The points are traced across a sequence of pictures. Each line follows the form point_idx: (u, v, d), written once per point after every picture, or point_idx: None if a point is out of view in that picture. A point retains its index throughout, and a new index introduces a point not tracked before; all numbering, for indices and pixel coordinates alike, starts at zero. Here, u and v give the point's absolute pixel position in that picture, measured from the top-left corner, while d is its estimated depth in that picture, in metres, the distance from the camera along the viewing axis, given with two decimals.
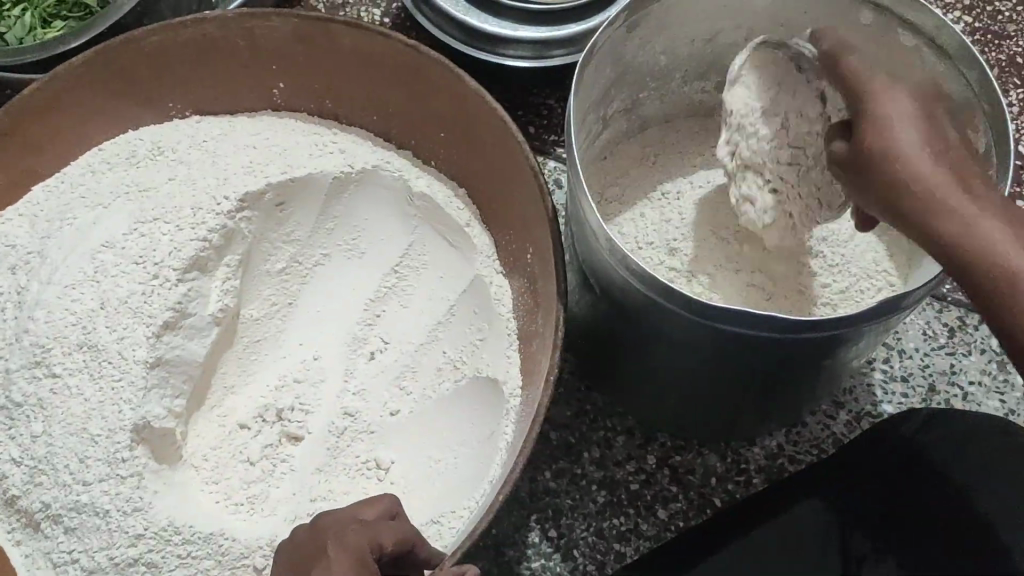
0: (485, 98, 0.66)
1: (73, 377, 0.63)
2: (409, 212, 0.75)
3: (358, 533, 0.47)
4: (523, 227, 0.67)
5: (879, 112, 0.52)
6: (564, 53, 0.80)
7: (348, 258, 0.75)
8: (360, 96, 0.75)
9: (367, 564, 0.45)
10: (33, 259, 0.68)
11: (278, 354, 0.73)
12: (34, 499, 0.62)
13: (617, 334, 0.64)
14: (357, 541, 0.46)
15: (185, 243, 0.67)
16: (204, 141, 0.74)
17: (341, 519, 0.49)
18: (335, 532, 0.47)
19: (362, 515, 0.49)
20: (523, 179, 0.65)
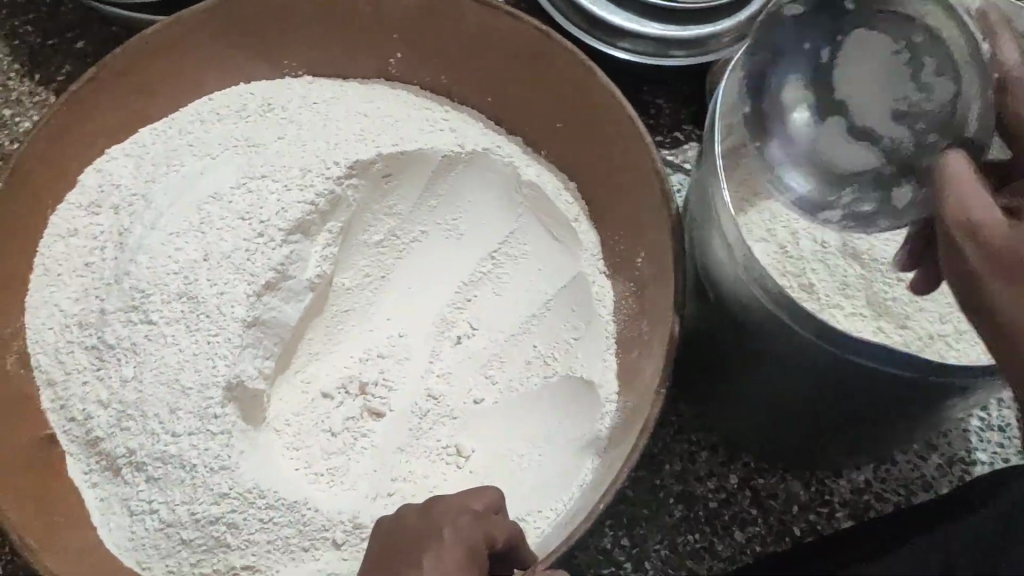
0: (615, 93, 0.64)
1: (170, 325, 0.62)
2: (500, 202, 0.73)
3: (473, 525, 0.48)
4: (639, 229, 0.65)
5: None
6: (684, 54, 0.77)
7: (441, 237, 0.74)
8: (477, 77, 0.73)
9: (477, 554, 0.46)
10: (136, 201, 0.67)
11: (365, 325, 0.72)
12: (119, 444, 0.61)
13: (724, 348, 0.62)
14: (471, 531, 0.47)
15: (291, 204, 0.66)
16: (316, 102, 0.73)
17: (453, 507, 0.49)
18: (447, 522, 0.47)
19: (475, 508, 0.49)
20: (647, 181, 0.63)
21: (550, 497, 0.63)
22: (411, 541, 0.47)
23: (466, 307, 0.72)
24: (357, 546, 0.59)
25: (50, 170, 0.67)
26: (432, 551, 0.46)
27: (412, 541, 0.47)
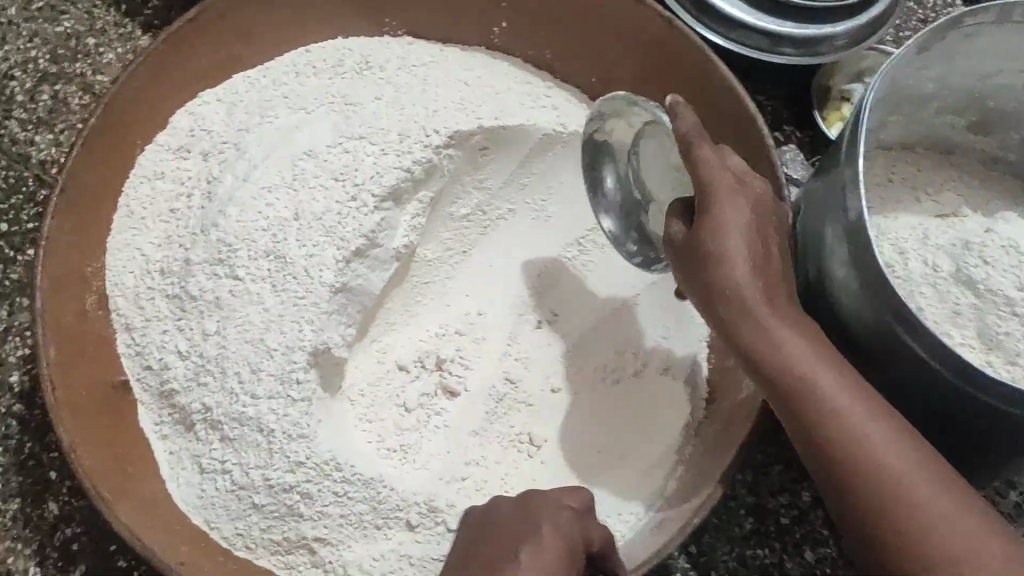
0: (738, 90, 0.61)
1: (256, 283, 0.60)
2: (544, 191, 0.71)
3: (573, 524, 0.46)
4: None
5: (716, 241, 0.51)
6: (795, 53, 0.73)
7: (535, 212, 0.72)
8: (586, 55, 0.70)
9: (575, 556, 0.45)
10: (227, 150, 0.65)
11: (442, 301, 0.70)
12: (196, 399, 0.60)
13: None
14: (570, 530, 0.46)
15: (388, 169, 0.63)
16: (416, 65, 0.69)
17: (553, 501, 0.48)
18: (546, 518, 0.46)
19: (579, 505, 0.48)
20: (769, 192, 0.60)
21: (628, 500, 0.63)
22: (510, 534, 0.46)
23: (550, 291, 0.70)
24: (432, 529, 0.58)
25: (143, 108, 0.65)
26: (530, 545, 0.44)
27: (508, 534, 0.46)
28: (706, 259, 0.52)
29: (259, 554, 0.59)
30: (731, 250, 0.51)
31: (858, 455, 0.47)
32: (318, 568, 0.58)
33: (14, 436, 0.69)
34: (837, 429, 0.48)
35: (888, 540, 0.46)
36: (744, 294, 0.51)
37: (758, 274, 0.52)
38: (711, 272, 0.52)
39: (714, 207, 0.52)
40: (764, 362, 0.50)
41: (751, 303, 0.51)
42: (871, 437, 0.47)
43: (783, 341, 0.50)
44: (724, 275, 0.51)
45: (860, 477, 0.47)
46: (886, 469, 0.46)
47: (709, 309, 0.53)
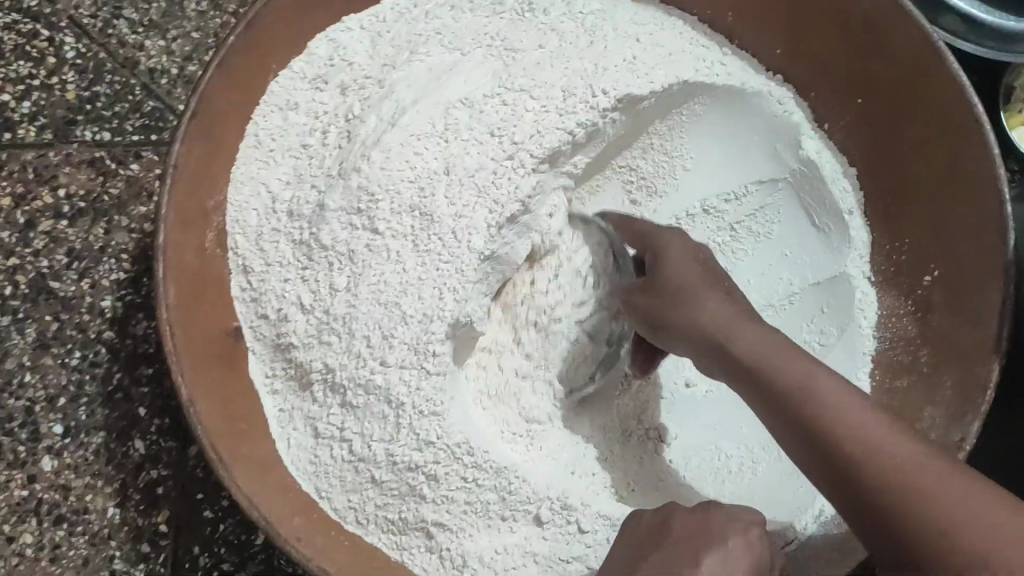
0: (965, 88, 0.54)
1: (396, 239, 0.55)
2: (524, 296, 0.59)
3: (761, 541, 0.43)
4: (947, 246, 0.58)
5: (673, 278, 0.54)
6: (986, 46, 0.67)
7: (679, 176, 0.65)
8: (771, 23, 0.63)
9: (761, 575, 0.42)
10: (370, 86, 0.59)
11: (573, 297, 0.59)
12: (316, 358, 0.55)
13: None
14: (759, 549, 0.42)
15: (549, 130, 0.58)
16: (583, 13, 0.63)
17: (737, 519, 0.44)
18: (732, 538, 0.42)
19: (764, 527, 0.44)
20: (979, 194, 0.55)
21: (775, 511, 0.55)
22: (689, 539, 0.43)
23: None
24: (561, 528, 0.53)
25: (288, 28, 0.59)
26: (717, 554, 0.41)
27: (691, 545, 0.42)
28: (668, 290, 0.54)
29: (369, 531, 0.54)
30: (683, 284, 0.54)
31: (833, 430, 0.43)
32: (431, 553, 0.53)
33: (103, 364, 0.65)
34: (813, 410, 0.44)
35: (896, 506, 0.40)
36: (694, 313, 0.52)
37: (710, 293, 0.53)
38: (661, 305, 0.54)
39: (668, 250, 0.56)
40: (736, 378, 0.49)
41: (705, 321, 0.51)
42: (849, 407, 0.43)
43: (739, 347, 0.49)
44: (691, 302, 0.52)
45: (843, 450, 0.42)
46: (867, 437, 0.42)
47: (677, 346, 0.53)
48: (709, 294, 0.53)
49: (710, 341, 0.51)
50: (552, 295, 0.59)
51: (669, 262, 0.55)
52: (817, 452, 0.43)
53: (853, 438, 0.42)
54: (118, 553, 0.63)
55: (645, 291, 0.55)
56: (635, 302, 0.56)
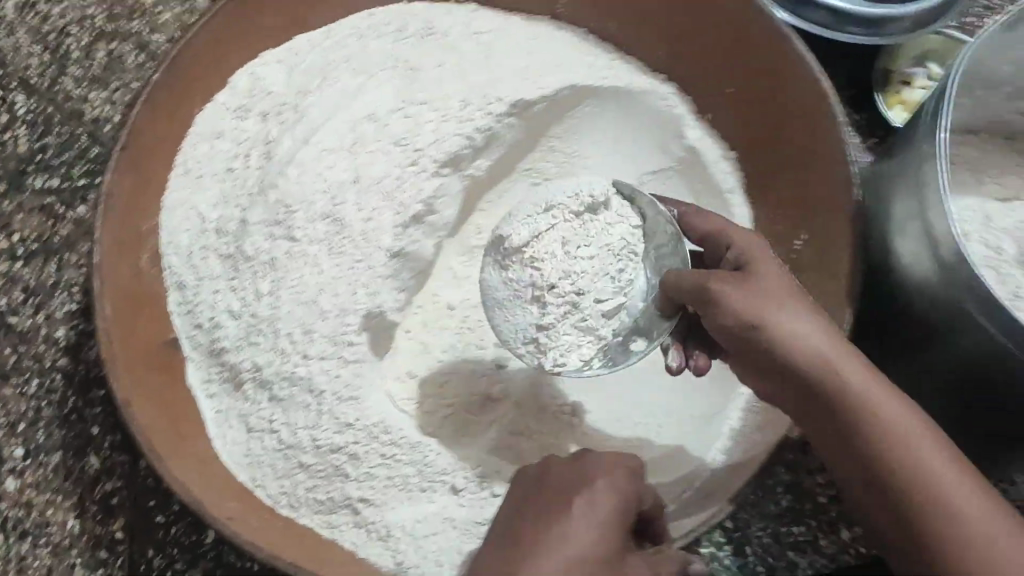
0: (818, 78, 0.59)
1: (313, 244, 0.60)
2: (555, 254, 0.59)
3: (628, 483, 0.46)
4: (811, 214, 0.62)
5: (765, 283, 0.51)
6: (860, 32, 0.72)
7: (580, 172, 0.70)
8: (653, 32, 0.67)
9: (628, 512, 0.45)
10: (287, 111, 0.64)
11: (596, 261, 0.59)
12: (245, 358, 0.59)
13: (888, 330, 0.61)
14: (626, 490, 0.45)
15: (448, 136, 0.63)
16: (479, 34, 0.68)
17: (609, 463, 0.47)
18: (600, 480, 0.45)
19: (633, 470, 0.47)
20: (831, 162, 0.59)
21: (669, 475, 0.61)
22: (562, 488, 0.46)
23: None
24: (476, 494, 0.58)
25: (205, 68, 0.64)
26: (585, 500, 0.44)
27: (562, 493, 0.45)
28: (758, 290, 0.50)
29: (301, 514, 0.58)
30: (777, 290, 0.51)
31: (927, 479, 0.46)
32: (361, 528, 0.58)
33: (58, 389, 0.70)
34: (914, 455, 0.47)
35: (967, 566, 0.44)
36: (796, 328, 0.49)
37: (806, 307, 0.51)
38: (747, 302, 0.50)
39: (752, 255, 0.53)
40: (821, 390, 0.49)
41: (804, 335, 0.49)
42: (933, 456, 0.47)
43: (849, 370, 0.48)
44: (788, 309, 0.50)
45: (934, 502, 0.46)
46: (962, 501, 0.45)
47: (747, 346, 0.50)
48: (803, 305, 0.51)
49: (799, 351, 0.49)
50: (579, 263, 0.59)
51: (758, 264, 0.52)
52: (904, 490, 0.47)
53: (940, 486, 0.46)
54: (79, 561, 0.67)
55: (731, 282, 0.51)
56: (700, 289, 0.52)
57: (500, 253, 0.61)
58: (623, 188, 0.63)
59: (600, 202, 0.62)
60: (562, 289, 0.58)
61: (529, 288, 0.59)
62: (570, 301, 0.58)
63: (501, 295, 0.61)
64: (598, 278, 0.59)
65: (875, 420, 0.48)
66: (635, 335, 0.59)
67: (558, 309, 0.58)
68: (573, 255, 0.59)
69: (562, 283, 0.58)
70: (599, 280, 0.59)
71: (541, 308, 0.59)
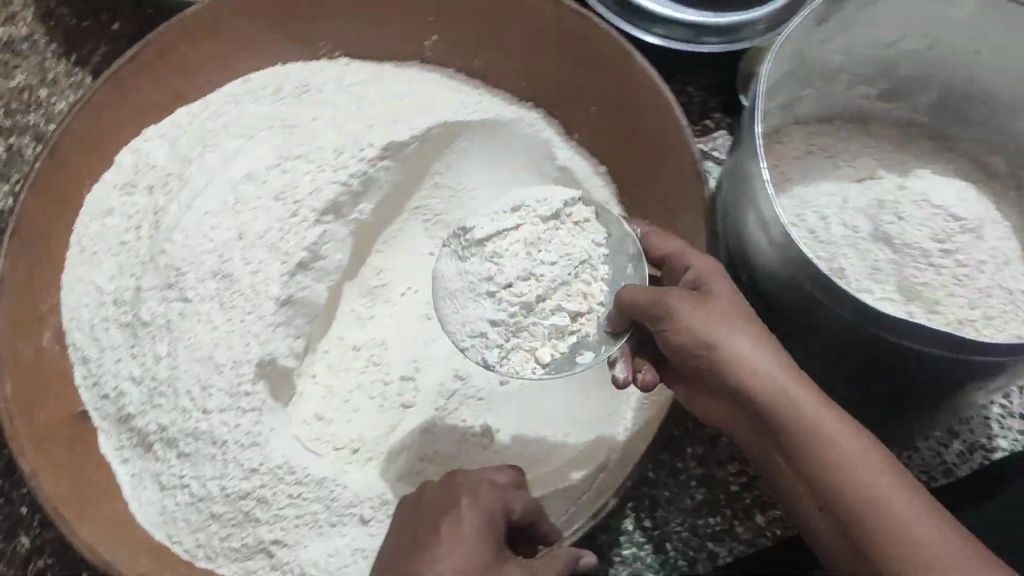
0: (662, 87, 0.62)
1: (204, 303, 0.62)
2: (518, 257, 0.61)
3: (492, 495, 0.48)
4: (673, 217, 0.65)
5: (715, 308, 0.52)
6: (718, 41, 0.76)
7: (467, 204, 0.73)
8: (516, 63, 0.70)
9: (494, 520, 0.47)
10: (173, 181, 0.67)
11: (556, 270, 0.60)
12: (151, 420, 0.62)
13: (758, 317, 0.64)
14: (490, 502, 0.48)
15: (325, 184, 0.65)
16: (351, 85, 0.71)
17: (477, 480, 0.49)
18: (465, 496, 0.48)
19: (500, 483, 0.50)
20: (682, 168, 0.62)
21: (572, 480, 0.63)
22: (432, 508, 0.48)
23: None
24: (385, 522, 0.60)
25: (90, 149, 0.67)
26: (449, 517, 0.46)
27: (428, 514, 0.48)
28: (706, 314, 0.51)
29: (220, 564, 0.60)
30: (728, 317, 0.51)
31: (877, 502, 0.44)
32: (277, 569, 0.60)
33: None
34: (863, 475, 0.45)
35: None
36: (747, 351, 0.50)
37: (756, 334, 0.51)
38: (699, 323, 0.51)
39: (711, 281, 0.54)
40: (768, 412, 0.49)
41: (752, 359, 0.50)
42: (883, 478, 0.45)
43: (794, 388, 0.48)
44: (734, 335, 0.50)
45: (873, 514, 0.44)
46: (897, 510, 0.43)
47: (704, 367, 0.51)
48: (753, 332, 0.51)
49: (748, 374, 0.49)
50: (541, 267, 0.60)
51: (711, 290, 0.53)
52: (852, 514, 0.45)
53: (887, 508, 0.44)
54: None
55: (684, 301, 0.52)
56: (656, 306, 0.53)
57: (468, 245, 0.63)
58: (602, 215, 0.65)
59: (583, 223, 0.63)
60: (518, 290, 0.59)
61: (487, 285, 0.60)
62: (523, 303, 0.59)
63: (459, 285, 0.62)
64: (557, 287, 0.60)
65: (822, 440, 0.47)
66: (584, 348, 0.59)
67: (510, 308, 0.59)
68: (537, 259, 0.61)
69: (520, 282, 0.60)
70: (556, 290, 0.60)
71: (495, 305, 0.60)
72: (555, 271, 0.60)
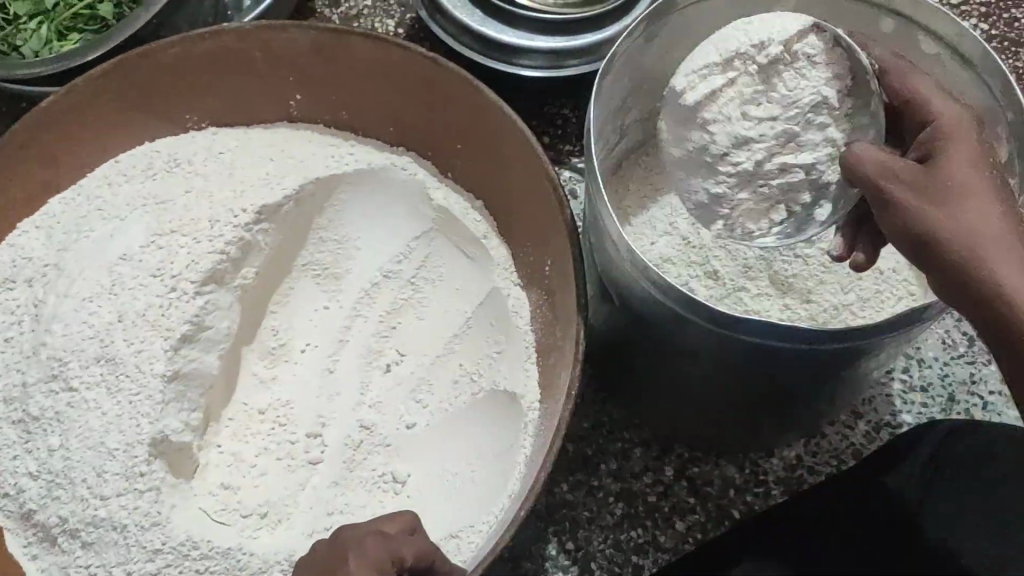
0: (513, 121, 0.65)
1: (91, 390, 0.62)
2: (734, 127, 0.59)
3: (377, 546, 0.48)
4: (542, 241, 0.67)
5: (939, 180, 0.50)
6: (580, 62, 0.78)
7: (355, 254, 0.74)
8: (376, 108, 0.74)
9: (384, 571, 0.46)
10: (50, 271, 0.67)
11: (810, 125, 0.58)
12: (51, 513, 0.61)
13: (635, 343, 0.64)
14: (376, 553, 0.47)
15: (202, 255, 0.66)
16: (221, 152, 0.73)
17: (364, 534, 0.49)
18: (354, 548, 0.47)
19: (385, 534, 0.49)
20: (543, 193, 0.65)
21: (478, 513, 0.63)
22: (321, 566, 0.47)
23: (371, 320, 0.72)
24: None
25: None
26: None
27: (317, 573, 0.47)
28: (914, 187, 0.50)
29: None
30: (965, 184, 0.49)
31: None
32: None
33: None
34: None
35: None
36: (971, 208, 0.49)
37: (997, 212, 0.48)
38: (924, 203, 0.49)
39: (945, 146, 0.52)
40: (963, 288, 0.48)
41: (977, 228, 0.48)
42: None
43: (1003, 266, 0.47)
44: (962, 212, 0.48)
45: None
46: None
47: (929, 263, 0.50)
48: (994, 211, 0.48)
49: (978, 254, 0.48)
50: (757, 130, 0.58)
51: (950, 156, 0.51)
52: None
53: None
54: None
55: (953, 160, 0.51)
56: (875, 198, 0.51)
57: (763, 72, 0.60)
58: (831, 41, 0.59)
59: (817, 57, 0.58)
60: (736, 159, 0.59)
61: (709, 153, 0.60)
62: (742, 173, 0.58)
63: (681, 154, 0.62)
64: (783, 143, 0.58)
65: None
66: (822, 201, 0.58)
67: (730, 178, 0.59)
68: (754, 123, 0.59)
69: (760, 120, 0.58)
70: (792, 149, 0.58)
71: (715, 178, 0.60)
72: (782, 125, 0.58)
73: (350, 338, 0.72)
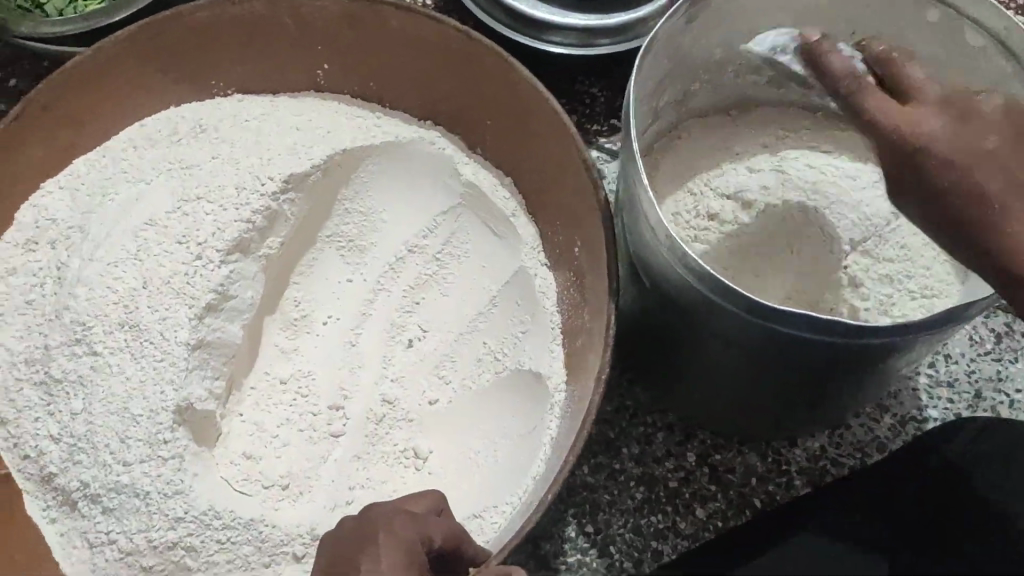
0: (548, 98, 0.64)
1: (114, 355, 0.61)
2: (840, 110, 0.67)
3: (407, 527, 0.47)
4: (573, 222, 0.66)
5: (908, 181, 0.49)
6: (611, 42, 0.77)
7: (381, 227, 0.73)
8: (406, 80, 0.73)
9: (414, 554, 0.46)
10: (73, 235, 0.66)
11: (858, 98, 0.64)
12: (73, 478, 0.61)
13: (665, 327, 0.64)
14: (406, 534, 0.47)
15: (229, 223, 0.65)
16: (248, 120, 0.72)
17: (391, 512, 0.48)
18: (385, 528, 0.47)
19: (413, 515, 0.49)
20: (575, 172, 0.64)
21: (501, 494, 0.62)
22: (349, 544, 0.47)
23: (395, 295, 0.72)
24: None
25: None
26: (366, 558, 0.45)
27: (346, 549, 0.47)
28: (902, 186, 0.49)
29: None
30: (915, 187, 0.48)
31: None
32: None
33: None
34: None
35: None
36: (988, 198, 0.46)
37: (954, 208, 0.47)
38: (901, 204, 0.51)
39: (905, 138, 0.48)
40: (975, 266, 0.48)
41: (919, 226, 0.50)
42: None
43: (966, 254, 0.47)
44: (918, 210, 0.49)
45: None
46: None
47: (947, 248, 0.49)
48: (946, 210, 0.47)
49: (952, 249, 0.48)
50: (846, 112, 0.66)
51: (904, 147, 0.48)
52: None
53: None
54: None
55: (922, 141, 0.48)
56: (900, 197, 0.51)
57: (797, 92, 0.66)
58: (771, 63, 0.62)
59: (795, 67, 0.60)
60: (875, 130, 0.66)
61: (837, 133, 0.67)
62: None
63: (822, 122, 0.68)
64: None
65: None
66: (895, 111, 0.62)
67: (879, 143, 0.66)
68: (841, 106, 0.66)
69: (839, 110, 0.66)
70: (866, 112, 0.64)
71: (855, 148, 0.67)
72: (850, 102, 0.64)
73: (374, 312, 0.71)
